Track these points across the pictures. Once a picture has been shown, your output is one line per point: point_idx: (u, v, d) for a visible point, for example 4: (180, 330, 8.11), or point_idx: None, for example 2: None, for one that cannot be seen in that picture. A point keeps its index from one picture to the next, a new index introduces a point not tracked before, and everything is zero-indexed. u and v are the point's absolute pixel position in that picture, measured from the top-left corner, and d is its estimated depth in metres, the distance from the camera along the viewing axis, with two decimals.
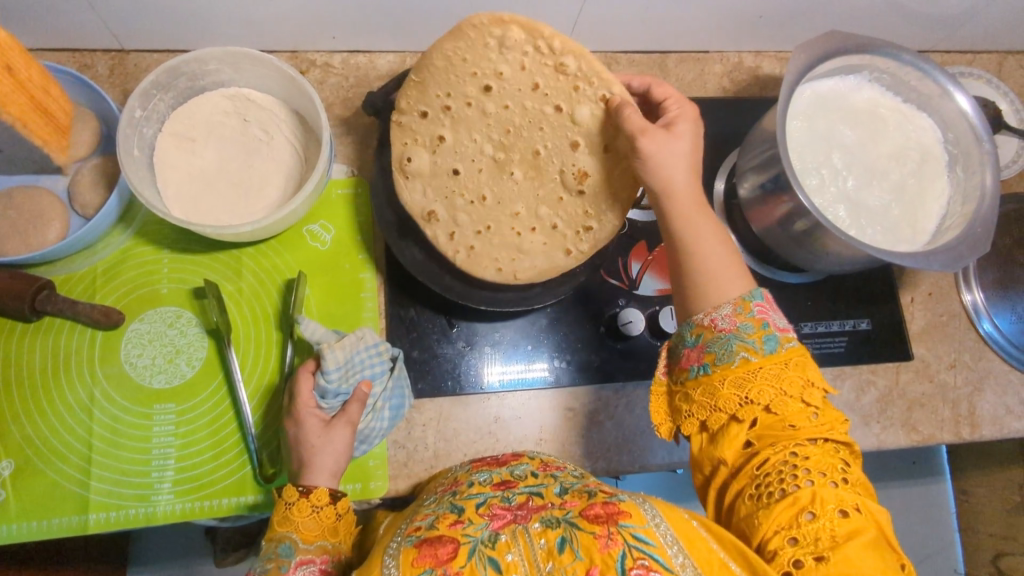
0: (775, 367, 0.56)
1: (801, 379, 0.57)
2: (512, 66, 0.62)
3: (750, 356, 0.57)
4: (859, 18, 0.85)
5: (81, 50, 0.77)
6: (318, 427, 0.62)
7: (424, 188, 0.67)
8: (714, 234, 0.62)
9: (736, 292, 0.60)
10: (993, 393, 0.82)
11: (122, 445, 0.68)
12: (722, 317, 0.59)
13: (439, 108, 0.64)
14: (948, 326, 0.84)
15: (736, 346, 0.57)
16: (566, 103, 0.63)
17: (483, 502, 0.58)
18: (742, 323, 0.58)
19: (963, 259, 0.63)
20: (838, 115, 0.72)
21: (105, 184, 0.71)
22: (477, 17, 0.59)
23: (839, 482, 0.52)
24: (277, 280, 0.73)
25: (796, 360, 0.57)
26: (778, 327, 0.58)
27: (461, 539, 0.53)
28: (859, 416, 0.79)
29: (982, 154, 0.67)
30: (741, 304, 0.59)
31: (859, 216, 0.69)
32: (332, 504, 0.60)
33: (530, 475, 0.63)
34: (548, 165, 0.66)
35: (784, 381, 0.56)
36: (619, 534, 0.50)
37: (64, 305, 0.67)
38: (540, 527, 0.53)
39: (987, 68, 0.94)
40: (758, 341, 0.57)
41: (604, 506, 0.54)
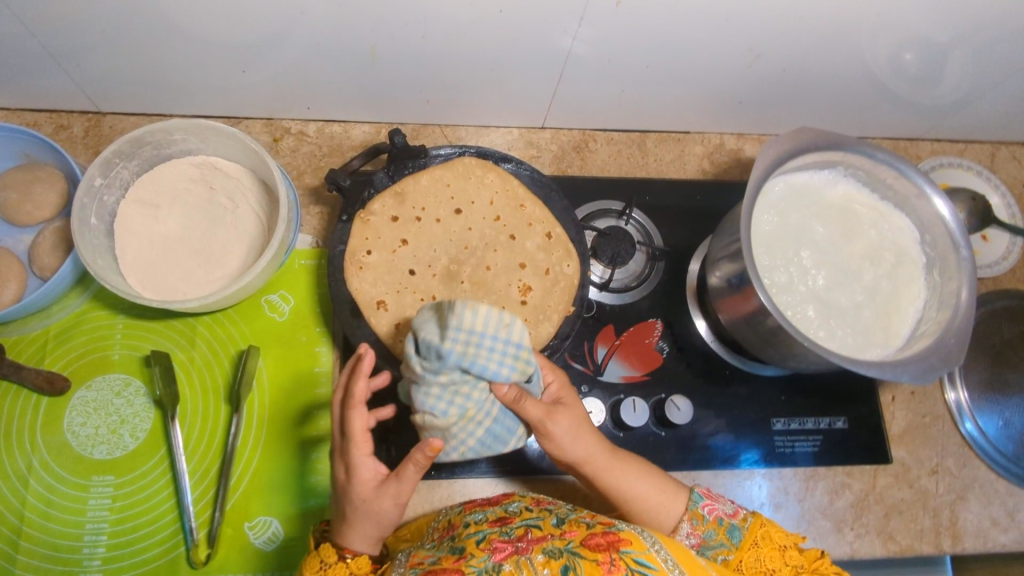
0: (752, 554, 0.58)
1: (776, 543, 0.59)
2: (483, 199, 0.73)
3: (726, 556, 0.59)
4: (843, 107, 0.84)
5: (59, 111, 0.78)
6: (372, 483, 0.57)
7: (375, 281, 0.69)
8: (638, 471, 0.64)
9: (682, 501, 0.63)
10: (978, 503, 0.78)
11: (55, 518, 0.66)
12: (686, 535, 0.61)
13: (411, 218, 0.72)
14: (931, 428, 0.80)
15: (711, 553, 0.59)
16: (520, 234, 0.73)
17: (482, 539, 0.56)
18: (704, 533, 0.60)
19: (934, 371, 0.59)
20: (811, 210, 0.70)
21: (64, 247, 0.71)
22: (466, 158, 0.74)
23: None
24: (230, 351, 0.72)
25: (762, 535, 0.59)
26: (731, 515, 0.61)
27: (464, 571, 0.52)
28: (832, 521, 0.76)
29: (960, 260, 0.65)
30: (692, 515, 0.61)
31: (828, 317, 0.66)
32: (344, 560, 0.56)
33: (525, 511, 0.61)
34: (495, 281, 0.72)
35: (767, 556, 0.58)
36: (620, 560, 0.51)
37: (9, 369, 0.66)
38: (543, 557, 0.53)
39: (980, 158, 0.92)
40: (725, 539, 0.60)
41: (604, 535, 0.54)
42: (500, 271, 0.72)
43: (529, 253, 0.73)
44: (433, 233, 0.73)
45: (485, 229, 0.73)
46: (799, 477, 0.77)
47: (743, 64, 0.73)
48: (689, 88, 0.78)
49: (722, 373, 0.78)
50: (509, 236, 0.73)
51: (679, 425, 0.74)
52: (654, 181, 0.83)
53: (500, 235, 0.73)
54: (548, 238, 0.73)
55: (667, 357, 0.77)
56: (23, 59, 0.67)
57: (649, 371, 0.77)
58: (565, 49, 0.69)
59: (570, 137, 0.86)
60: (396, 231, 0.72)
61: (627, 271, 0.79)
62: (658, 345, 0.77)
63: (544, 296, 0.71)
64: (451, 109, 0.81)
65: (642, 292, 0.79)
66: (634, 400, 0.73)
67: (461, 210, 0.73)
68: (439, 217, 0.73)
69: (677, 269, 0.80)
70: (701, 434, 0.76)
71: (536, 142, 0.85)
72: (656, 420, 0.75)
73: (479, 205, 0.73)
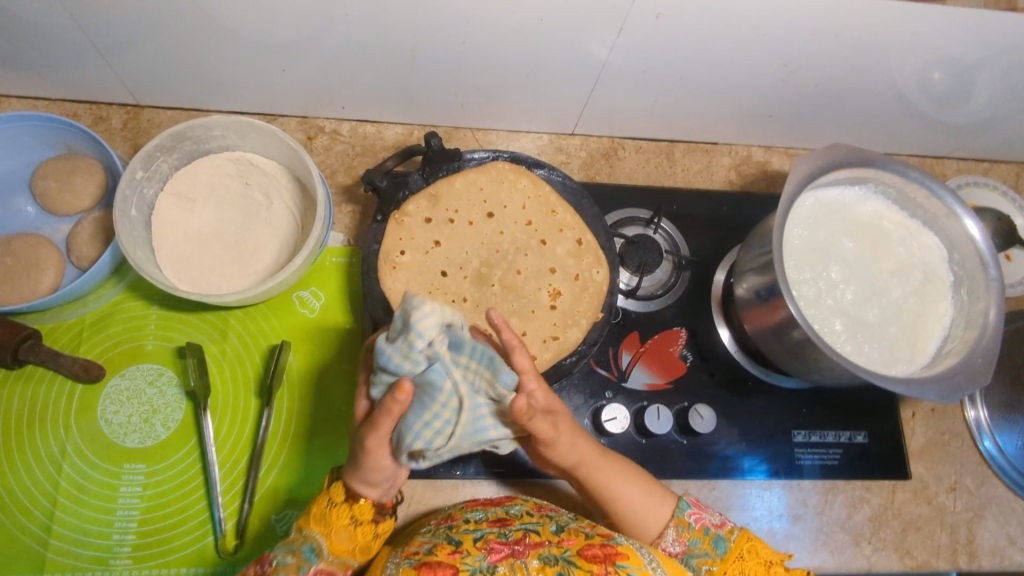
0: (735, 567, 0.60)
1: (762, 557, 0.60)
2: (515, 203, 0.74)
3: (710, 568, 0.60)
4: (872, 124, 0.84)
5: (98, 103, 0.79)
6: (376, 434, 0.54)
7: (408, 281, 0.71)
8: (626, 476, 0.63)
9: (668, 511, 0.62)
10: (995, 522, 0.78)
11: (87, 504, 0.67)
12: (670, 542, 0.62)
13: (443, 219, 0.73)
14: (950, 446, 0.80)
15: (695, 563, 0.61)
16: (550, 239, 0.74)
17: (480, 537, 0.58)
18: (689, 541, 0.61)
19: (961, 390, 0.60)
20: (841, 226, 0.70)
21: (102, 238, 0.72)
22: (499, 163, 0.75)
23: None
24: (261, 345, 0.73)
25: (747, 548, 0.60)
26: (717, 525, 0.62)
27: (460, 567, 0.54)
28: (849, 534, 0.76)
29: (988, 280, 0.65)
30: (679, 523, 0.62)
31: (856, 331, 0.67)
32: (349, 505, 0.57)
33: (526, 514, 0.62)
34: (524, 285, 0.73)
35: (751, 569, 0.60)
36: (616, 574, 0.54)
37: (47, 356, 0.67)
38: (538, 563, 0.55)
39: (1005, 178, 0.93)
40: (710, 549, 0.61)
41: (601, 547, 0.57)
42: (530, 275, 0.73)
43: (558, 258, 0.74)
44: (464, 235, 0.74)
45: (516, 234, 0.74)
46: (818, 489, 0.78)
47: (776, 77, 0.74)
48: (720, 99, 0.78)
49: (745, 384, 0.79)
50: (539, 241, 0.74)
51: (701, 434, 0.75)
52: (682, 191, 0.84)
53: (531, 239, 0.74)
54: (577, 245, 0.74)
55: (690, 366, 0.78)
56: (69, 49, 0.68)
57: (672, 379, 0.77)
58: (601, 57, 0.70)
59: (599, 144, 0.87)
60: (429, 232, 0.73)
61: (654, 279, 0.80)
62: (682, 353, 0.78)
63: (573, 301, 0.73)
64: (483, 113, 0.82)
65: (668, 301, 0.79)
66: (659, 408, 0.74)
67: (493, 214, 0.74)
68: (471, 219, 0.74)
69: (703, 279, 0.81)
70: (723, 443, 0.76)
71: (566, 148, 0.86)
72: (679, 428, 0.76)
73: (511, 209, 0.74)
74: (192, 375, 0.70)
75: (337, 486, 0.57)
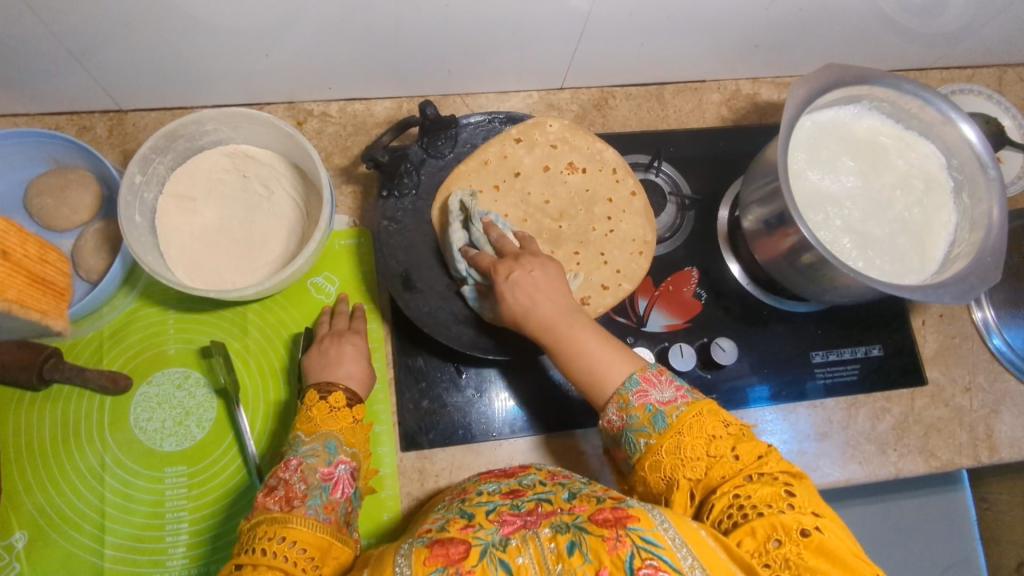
0: (674, 441, 0.53)
1: (704, 432, 0.53)
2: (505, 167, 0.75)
3: (648, 440, 0.54)
4: (855, 45, 0.85)
5: (80, 113, 0.78)
6: (352, 352, 0.67)
7: None
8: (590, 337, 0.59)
9: (616, 385, 0.57)
10: (1011, 415, 0.81)
11: (135, 510, 0.68)
12: (612, 415, 0.56)
13: None
14: (961, 348, 0.83)
15: (635, 436, 0.55)
16: (554, 164, 0.76)
17: (492, 510, 0.53)
18: (628, 416, 0.55)
19: (974, 290, 0.62)
20: (839, 146, 0.72)
21: (108, 248, 0.71)
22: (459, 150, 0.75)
23: (788, 507, 0.47)
24: (283, 335, 0.74)
25: (688, 424, 0.53)
26: (662, 402, 0.55)
27: (472, 541, 0.48)
28: (875, 444, 0.79)
29: (988, 180, 0.67)
30: (620, 398, 0.56)
31: (866, 247, 0.69)
32: (349, 408, 0.61)
33: (538, 484, 0.58)
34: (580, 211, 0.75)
35: (690, 446, 0.52)
36: (628, 536, 0.45)
37: (72, 373, 0.66)
38: (550, 531, 0.48)
39: (988, 83, 0.94)
40: (648, 424, 0.54)
41: (613, 511, 0.49)
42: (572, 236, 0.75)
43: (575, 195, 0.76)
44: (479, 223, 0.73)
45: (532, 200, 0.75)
46: (841, 406, 0.80)
47: (759, 8, 0.73)
48: (705, 37, 0.78)
49: (760, 314, 0.80)
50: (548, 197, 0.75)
51: (724, 366, 0.77)
52: (677, 132, 0.85)
53: (544, 196, 0.75)
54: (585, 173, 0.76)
55: (705, 303, 0.80)
56: (41, 62, 0.67)
57: (690, 318, 0.79)
58: (583, 9, 0.69)
59: (589, 96, 0.87)
60: None
61: (661, 223, 0.81)
62: (695, 292, 0.80)
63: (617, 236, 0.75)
64: (470, 77, 0.81)
65: (676, 243, 0.81)
66: (682, 346, 0.76)
67: (499, 188, 0.74)
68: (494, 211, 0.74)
69: (708, 217, 0.82)
70: (745, 373, 0.78)
71: (556, 103, 0.86)
72: (702, 363, 0.77)
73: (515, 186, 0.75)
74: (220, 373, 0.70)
75: (337, 393, 0.62)
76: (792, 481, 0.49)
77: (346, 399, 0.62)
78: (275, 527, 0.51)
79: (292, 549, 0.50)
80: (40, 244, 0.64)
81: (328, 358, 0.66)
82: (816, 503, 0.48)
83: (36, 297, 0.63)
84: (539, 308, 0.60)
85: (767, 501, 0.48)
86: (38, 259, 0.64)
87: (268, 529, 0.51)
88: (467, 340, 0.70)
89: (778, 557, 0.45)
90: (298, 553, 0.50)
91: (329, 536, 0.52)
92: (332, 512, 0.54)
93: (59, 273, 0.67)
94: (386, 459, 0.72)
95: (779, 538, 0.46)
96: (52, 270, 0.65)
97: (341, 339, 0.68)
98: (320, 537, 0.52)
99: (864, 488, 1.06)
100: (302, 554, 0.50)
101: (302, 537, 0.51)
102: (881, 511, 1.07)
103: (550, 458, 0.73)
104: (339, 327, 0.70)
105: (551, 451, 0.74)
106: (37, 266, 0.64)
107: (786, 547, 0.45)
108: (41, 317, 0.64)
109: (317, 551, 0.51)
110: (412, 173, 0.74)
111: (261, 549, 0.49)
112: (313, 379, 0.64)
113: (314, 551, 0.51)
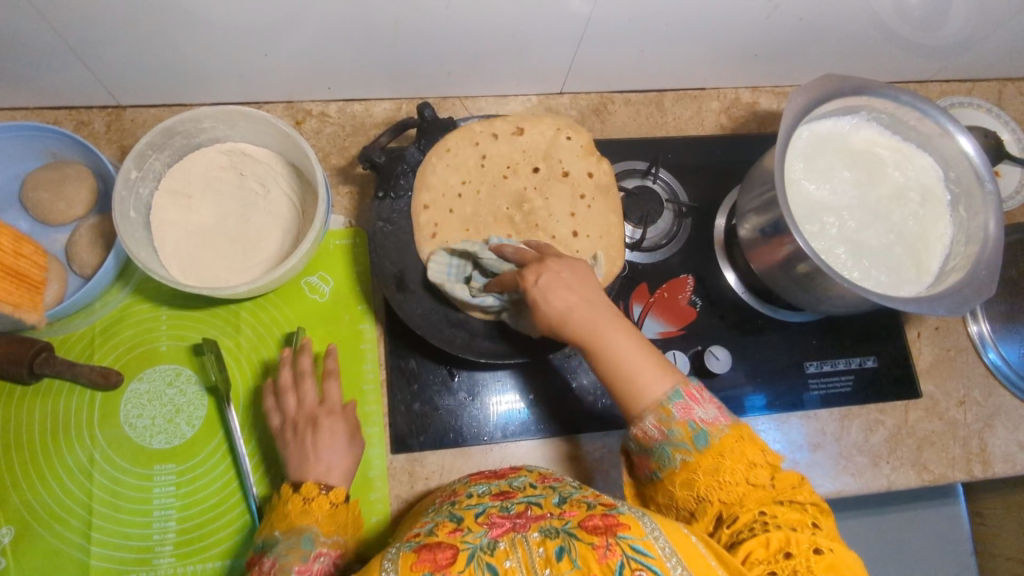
0: (713, 464, 0.52)
1: (747, 458, 0.52)
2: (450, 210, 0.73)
3: (687, 459, 0.53)
4: (856, 56, 0.85)
5: (78, 108, 0.78)
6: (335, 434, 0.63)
7: None
8: (631, 345, 0.56)
9: (657, 395, 0.54)
10: (1005, 429, 0.81)
11: (123, 508, 0.68)
12: (648, 428, 0.54)
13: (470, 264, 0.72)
14: (956, 361, 0.83)
15: (671, 451, 0.53)
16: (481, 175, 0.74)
17: (482, 512, 0.53)
18: (668, 428, 0.53)
19: (969, 302, 0.61)
20: (837, 156, 0.72)
21: (103, 244, 0.71)
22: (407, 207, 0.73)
23: (812, 533, 0.48)
24: (276, 334, 0.74)
25: (733, 449, 0.52)
26: (707, 420, 0.53)
27: (460, 545, 0.48)
28: (868, 456, 0.79)
29: (985, 194, 0.67)
30: (663, 409, 0.54)
31: (861, 258, 0.69)
32: (326, 495, 0.59)
33: (529, 487, 0.58)
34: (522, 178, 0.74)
35: (729, 470, 0.51)
36: (618, 545, 0.46)
37: (63, 368, 0.66)
38: (539, 536, 0.49)
39: (988, 97, 0.94)
40: (689, 440, 0.53)
41: (603, 518, 0.49)
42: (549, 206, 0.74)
43: (493, 158, 0.75)
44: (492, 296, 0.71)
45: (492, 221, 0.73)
46: (834, 417, 0.80)
47: (760, 16, 0.73)
48: (705, 44, 0.78)
49: (755, 323, 0.80)
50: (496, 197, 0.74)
51: (717, 374, 0.77)
52: (676, 138, 0.85)
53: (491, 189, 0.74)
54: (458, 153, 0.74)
55: (700, 311, 0.80)
56: (40, 56, 0.67)
57: (684, 325, 0.79)
58: (584, 14, 0.69)
59: (589, 101, 0.87)
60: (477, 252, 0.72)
61: (658, 230, 0.80)
62: (691, 300, 0.80)
63: (559, 147, 0.75)
64: (468, 80, 0.81)
65: (672, 250, 0.81)
66: (675, 353, 0.76)
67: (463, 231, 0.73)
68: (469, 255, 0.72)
69: (705, 224, 0.82)
70: (738, 382, 0.78)
71: (555, 107, 0.86)
72: (696, 371, 0.77)
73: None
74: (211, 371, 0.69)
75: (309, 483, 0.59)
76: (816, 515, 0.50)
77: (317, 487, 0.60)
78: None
79: None
80: (14, 237, 0.64)
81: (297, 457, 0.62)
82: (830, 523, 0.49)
83: (6, 289, 0.63)
84: (573, 313, 0.56)
85: (791, 523, 0.49)
86: (12, 252, 0.64)
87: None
88: (459, 343, 0.70)
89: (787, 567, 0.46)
90: None
91: None
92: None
93: (38, 270, 0.67)
94: (376, 461, 0.71)
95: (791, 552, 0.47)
96: (27, 263, 0.65)
97: (315, 424, 0.63)
98: None
99: (857, 500, 1.06)
100: None
101: None
102: (873, 523, 1.07)
103: (542, 463, 0.73)
104: (307, 406, 0.65)
105: (542, 456, 0.73)
106: (10, 259, 0.63)
107: (798, 559, 0.46)
108: (12, 310, 0.63)
109: None
110: (410, 176, 0.74)
111: None
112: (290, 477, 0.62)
113: None
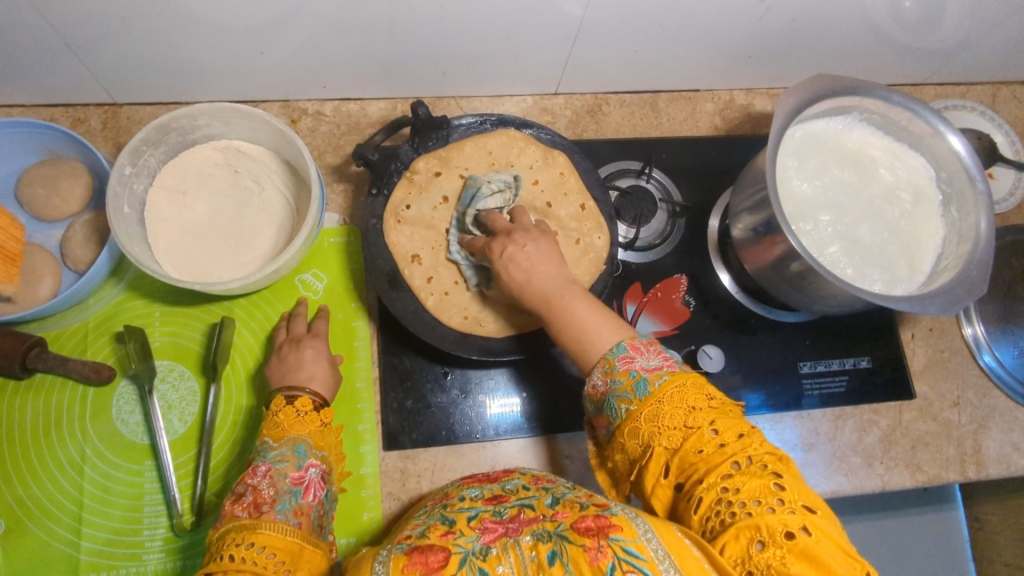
0: (654, 409, 0.52)
1: (686, 404, 0.52)
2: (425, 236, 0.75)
3: (628, 406, 0.54)
4: (853, 56, 0.85)
5: (75, 105, 0.79)
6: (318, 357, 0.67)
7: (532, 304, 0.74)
8: (587, 314, 0.60)
9: (604, 350, 0.58)
10: (998, 431, 0.80)
11: (113, 503, 0.68)
12: (596, 381, 0.57)
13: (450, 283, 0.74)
14: (950, 362, 0.83)
15: (616, 402, 0.55)
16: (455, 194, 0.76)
17: (474, 516, 0.53)
18: (612, 380, 0.55)
19: (960, 301, 0.61)
20: (828, 155, 0.72)
21: (97, 240, 0.71)
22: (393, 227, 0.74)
23: (777, 504, 0.46)
24: (267, 332, 0.74)
25: (671, 394, 0.52)
26: (647, 369, 0.55)
27: (452, 549, 0.48)
28: (862, 457, 0.78)
29: (976, 194, 0.67)
30: (606, 363, 0.57)
31: (852, 254, 0.69)
32: (317, 412, 0.61)
33: (521, 489, 0.59)
34: None
35: (669, 415, 0.52)
36: (609, 547, 0.45)
37: (55, 362, 0.66)
38: (531, 540, 0.49)
39: (982, 99, 0.94)
40: (630, 390, 0.54)
41: (595, 519, 0.49)
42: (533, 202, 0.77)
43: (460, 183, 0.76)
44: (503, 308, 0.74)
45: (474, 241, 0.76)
46: (827, 417, 0.79)
47: (754, 17, 0.73)
48: (699, 46, 0.78)
49: (748, 322, 0.80)
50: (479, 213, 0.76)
51: (710, 373, 0.77)
52: (668, 140, 0.85)
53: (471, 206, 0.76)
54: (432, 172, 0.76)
55: (693, 311, 0.80)
56: (36, 53, 0.67)
57: (678, 325, 0.79)
58: (576, 15, 0.69)
59: (583, 102, 0.87)
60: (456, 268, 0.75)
61: (652, 230, 0.81)
62: (684, 300, 0.80)
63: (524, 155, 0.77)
64: (464, 81, 0.82)
65: (665, 250, 0.81)
66: None
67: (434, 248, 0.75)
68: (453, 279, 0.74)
69: (700, 224, 0.83)
70: (729, 382, 0.78)
71: (550, 108, 0.87)
72: (688, 370, 0.77)
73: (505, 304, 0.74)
74: (138, 360, 0.69)
75: (304, 397, 0.61)
76: (779, 471, 0.48)
77: (312, 404, 0.62)
78: (244, 534, 0.51)
79: (259, 554, 0.50)
80: None
81: (291, 365, 0.65)
82: (804, 495, 0.47)
83: None
84: (535, 280, 0.62)
85: (754, 498, 0.47)
86: None
87: (236, 536, 0.51)
88: (453, 339, 0.72)
89: (761, 562, 0.45)
90: (267, 557, 0.50)
91: (301, 540, 0.52)
92: (302, 516, 0.54)
93: (13, 240, 0.64)
94: (368, 459, 0.71)
95: (762, 540, 0.45)
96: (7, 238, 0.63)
97: (300, 344, 0.68)
98: (291, 542, 0.52)
99: (855, 503, 1.06)
100: (272, 558, 0.50)
101: (271, 542, 0.51)
102: (871, 528, 1.07)
103: (534, 461, 0.73)
104: (298, 332, 0.70)
105: (535, 454, 0.73)
106: None
107: (770, 551, 0.45)
108: None
109: (287, 554, 0.51)
110: (402, 173, 0.75)
111: (229, 555, 0.49)
112: (277, 385, 0.64)
113: (284, 554, 0.51)
